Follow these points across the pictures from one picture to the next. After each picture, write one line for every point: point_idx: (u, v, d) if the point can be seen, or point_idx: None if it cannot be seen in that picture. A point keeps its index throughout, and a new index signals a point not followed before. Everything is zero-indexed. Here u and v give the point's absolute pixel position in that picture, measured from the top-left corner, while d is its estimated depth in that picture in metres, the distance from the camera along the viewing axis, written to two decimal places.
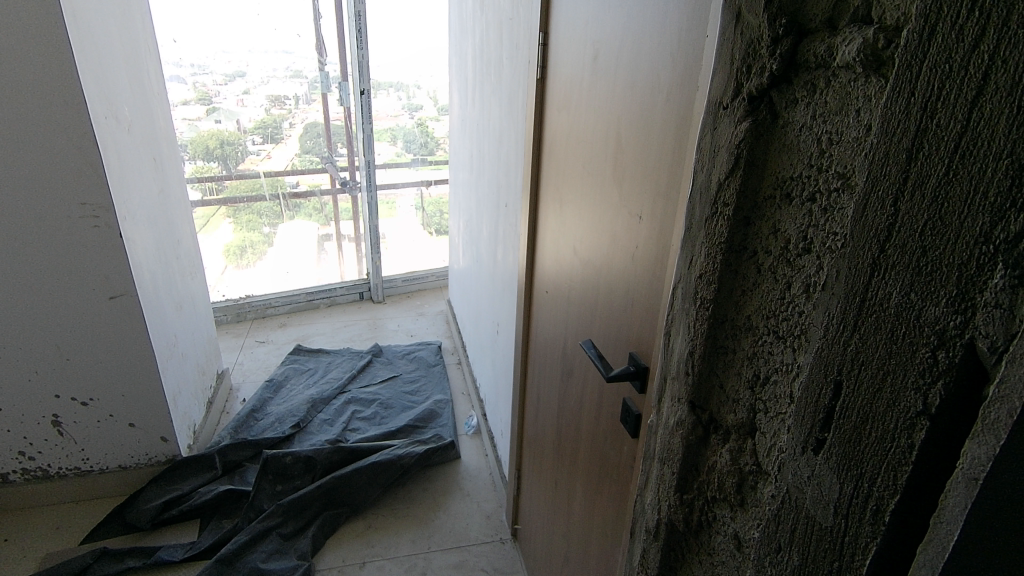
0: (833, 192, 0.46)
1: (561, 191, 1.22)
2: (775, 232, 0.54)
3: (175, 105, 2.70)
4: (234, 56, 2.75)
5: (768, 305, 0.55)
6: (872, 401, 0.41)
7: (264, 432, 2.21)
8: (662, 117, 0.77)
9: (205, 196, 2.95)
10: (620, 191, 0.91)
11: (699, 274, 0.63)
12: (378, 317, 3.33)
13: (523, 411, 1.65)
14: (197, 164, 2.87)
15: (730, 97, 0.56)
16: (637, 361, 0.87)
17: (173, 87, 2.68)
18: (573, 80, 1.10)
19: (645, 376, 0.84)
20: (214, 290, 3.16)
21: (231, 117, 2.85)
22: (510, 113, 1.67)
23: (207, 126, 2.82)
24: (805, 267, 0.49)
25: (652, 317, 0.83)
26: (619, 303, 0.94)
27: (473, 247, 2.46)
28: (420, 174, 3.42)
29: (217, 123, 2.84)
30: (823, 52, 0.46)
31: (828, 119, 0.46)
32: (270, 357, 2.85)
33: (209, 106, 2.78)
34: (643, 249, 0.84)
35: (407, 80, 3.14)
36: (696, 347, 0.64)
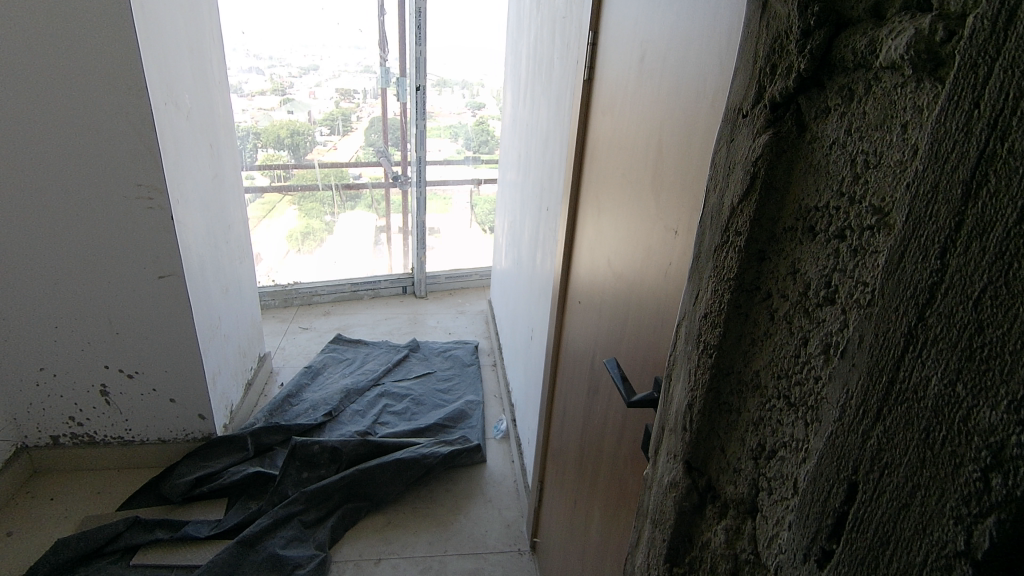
0: (864, 232, 0.40)
1: (600, 199, 1.17)
2: (793, 273, 0.48)
3: (252, 95, 2.82)
4: (311, 50, 2.83)
5: (780, 362, 0.49)
6: (897, 517, 0.36)
7: (297, 418, 2.25)
8: (704, 127, 0.71)
9: (274, 181, 3.05)
10: (659, 203, 0.85)
11: (703, 313, 0.56)
12: (419, 312, 3.34)
13: (550, 422, 1.60)
14: (268, 153, 2.98)
15: (751, 103, 0.50)
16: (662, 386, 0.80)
17: (251, 78, 2.80)
18: (619, 82, 1.04)
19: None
20: (270, 274, 3.28)
21: (304, 108, 2.94)
22: (558, 115, 1.62)
23: (280, 117, 2.92)
24: (824, 320, 0.44)
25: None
26: (649, 323, 0.88)
27: (514, 249, 2.42)
28: (474, 172, 3.41)
29: (290, 114, 2.93)
30: (865, 48, 0.40)
31: (866, 136, 0.40)
32: (311, 344, 2.91)
33: (283, 97, 2.88)
34: (677, 268, 0.78)
35: (471, 78, 3.13)
36: (696, 401, 0.58)
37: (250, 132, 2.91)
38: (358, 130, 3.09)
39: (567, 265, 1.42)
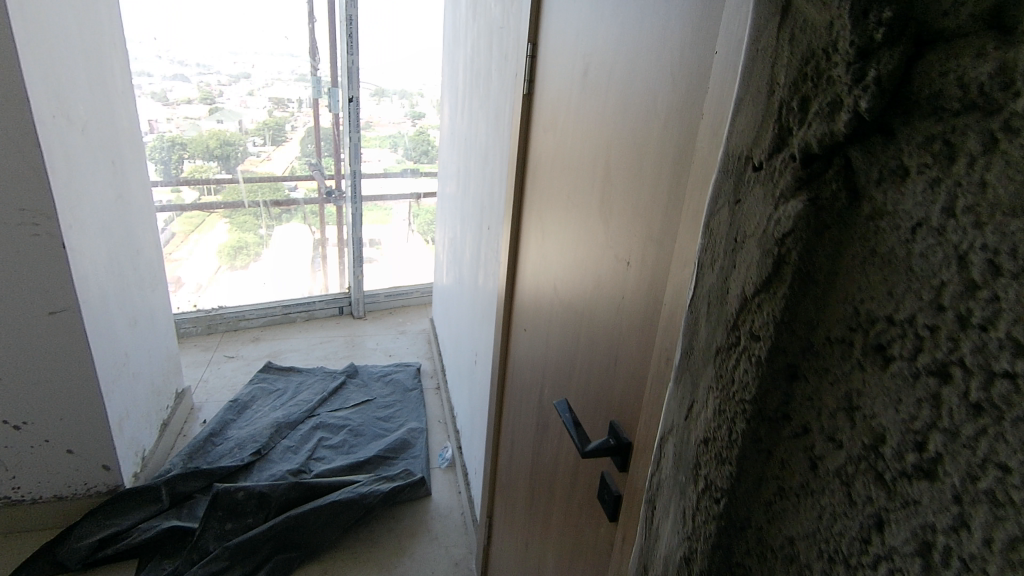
0: (996, 386, 0.28)
1: (545, 217, 1.09)
2: (848, 410, 0.36)
3: (177, 103, 2.59)
4: (241, 58, 2.64)
5: (829, 537, 0.37)
6: None
7: (220, 460, 2.05)
8: (656, 150, 0.64)
9: (202, 195, 2.82)
10: (608, 230, 0.78)
11: (706, 438, 0.46)
12: (356, 334, 3.18)
13: (497, 453, 1.51)
14: (195, 164, 2.75)
15: (767, 150, 0.40)
16: (617, 431, 0.73)
17: (177, 86, 2.57)
18: (562, 95, 0.97)
19: (627, 453, 0.71)
20: (197, 296, 3.02)
21: (235, 118, 2.73)
22: (498, 130, 1.54)
23: (208, 126, 2.70)
24: (914, 500, 0.31)
25: (638, 388, 0.68)
26: (601, 361, 0.80)
27: (456, 267, 2.33)
28: (412, 184, 3.29)
29: (218, 124, 2.72)
30: (987, 76, 0.27)
31: (985, 226, 0.28)
32: (238, 375, 2.69)
33: (212, 107, 2.67)
34: (631, 303, 0.71)
35: (410, 87, 3.03)
36: (696, 557, 0.46)
37: (175, 142, 2.66)
38: (293, 139, 2.91)
39: (513, 290, 1.34)
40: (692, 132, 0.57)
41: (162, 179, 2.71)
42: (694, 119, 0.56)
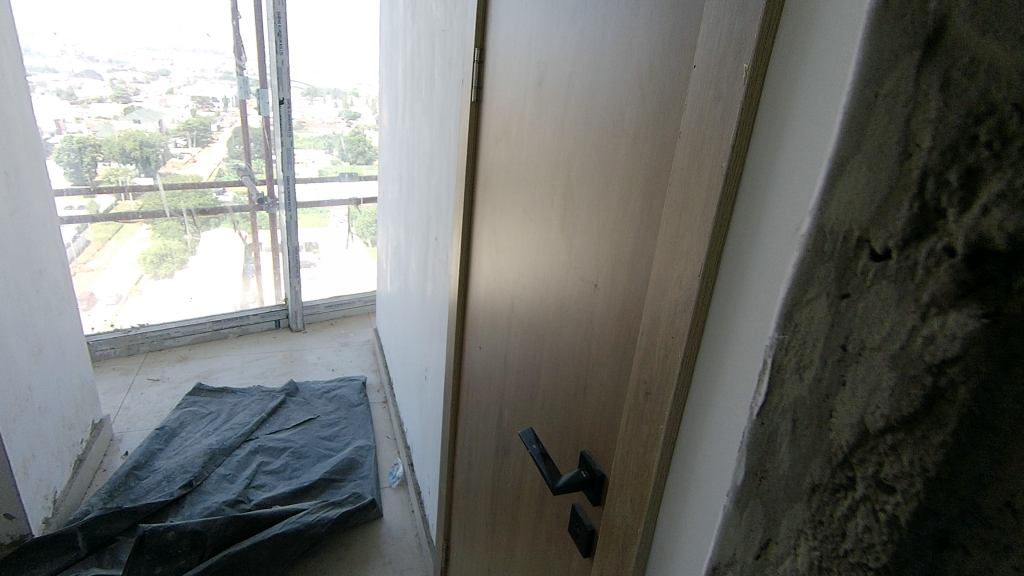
0: None
1: (498, 230, 1.03)
2: None
3: (86, 101, 2.35)
4: (159, 54, 2.44)
5: None
6: None
7: (145, 496, 1.87)
8: (624, 167, 0.60)
9: (119, 199, 2.58)
10: (571, 248, 0.73)
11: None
12: (295, 348, 3.01)
13: (452, 475, 1.44)
14: (111, 168, 2.52)
15: (910, 236, 0.30)
16: (588, 463, 0.69)
17: (87, 83, 2.33)
18: (515, 104, 0.92)
19: (600, 487, 0.67)
20: (118, 312, 2.77)
21: (153, 117, 2.52)
22: (443, 138, 1.48)
23: (123, 126, 2.47)
24: None
25: (612, 419, 0.64)
26: (567, 387, 0.75)
27: (401, 277, 2.24)
28: (349, 188, 3.15)
29: (135, 123, 2.50)
30: None
31: None
32: (164, 400, 2.48)
33: (128, 105, 2.44)
34: (599, 327, 0.66)
35: (344, 86, 2.89)
36: None
37: (87, 144, 2.42)
38: (219, 141, 2.71)
39: (465, 306, 1.27)
40: (666, 149, 0.53)
41: (75, 183, 2.46)
42: (668, 135, 0.53)
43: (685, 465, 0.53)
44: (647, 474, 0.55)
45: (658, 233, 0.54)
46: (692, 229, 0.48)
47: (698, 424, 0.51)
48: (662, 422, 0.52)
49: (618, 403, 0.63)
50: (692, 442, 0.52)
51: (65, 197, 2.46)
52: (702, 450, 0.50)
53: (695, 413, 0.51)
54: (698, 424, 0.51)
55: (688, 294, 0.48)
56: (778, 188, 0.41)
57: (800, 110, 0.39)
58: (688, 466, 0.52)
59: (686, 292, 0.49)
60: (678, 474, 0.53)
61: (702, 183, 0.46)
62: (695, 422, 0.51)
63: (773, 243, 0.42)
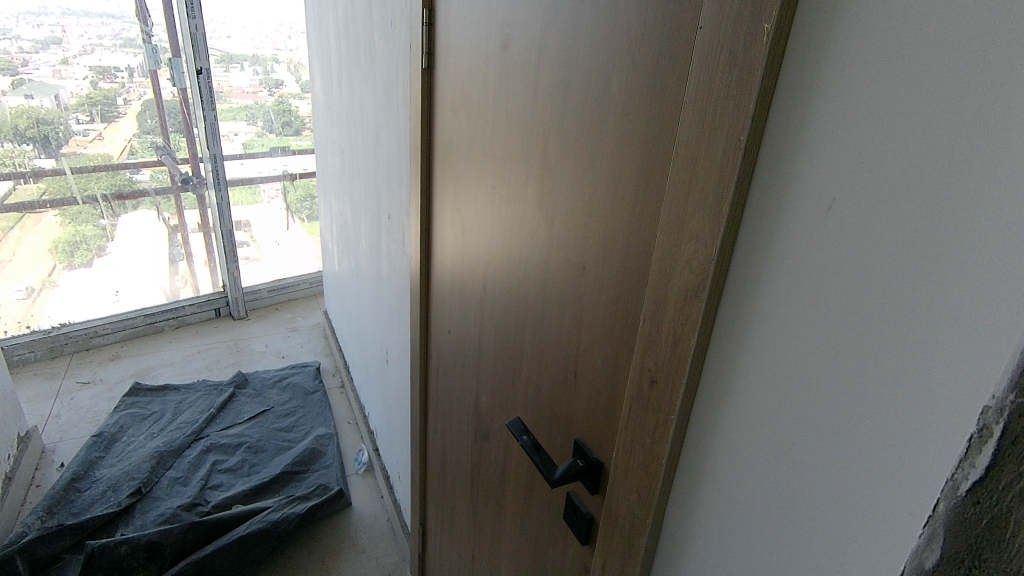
0: None
1: (460, 209, 0.96)
2: None
3: None
4: (46, 19, 2.17)
5: None
6: None
7: (89, 509, 1.74)
8: (614, 141, 0.56)
9: (18, 183, 2.30)
10: (551, 228, 0.68)
11: None
12: (240, 337, 2.86)
13: (423, 460, 1.40)
14: (4, 148, 2.23)
15: None
16: (583, 451, 0.67)
17: None
18: (475, 72, 0.84)
19: (598, 475, 0.65)
20: (36, 312, 2.52)
21: (49, 91, 2.24)
22: (390, 110, 1.38)
23: (14, 101, 2.18)
24: None
25: (610, 408, 0.62)
26: (555, 376, 0.72)
27: (349, 257, 2.14)
28: (281, 162, 2.95)
29: (27, 99, 2.20)
30: None
31: None
32: (98, 403, 2.30)
33: (16, 78, 2.16)
34: (591, 312, 0.63)
35: (263, 52, 2.68)
36: None
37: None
38: (128, 115, 2.45)
39: (427, 289, 1.20)
40: (663, 125, 0.49)
41: None
42: (665, 110, 0.49)
43: (700, 452, 0.52)
44: (655, 465, 0.53)
45: (659, 215, 0.51)
46: (698, 213, 0.45)
47: (713, 411, 0.50)
48: (672, 415, 0.51)
49: (615, 392, 0.61)
50: (706, 428, 0.51)
51: None
52: (718, 437, 0.50)
53: (709, 400, 0.50)
54: (713, 411, 0.50)
55: (698, 283, 0.46)
56: (805, 170, 0.39)
57: (838, 92, 0.37)
58: (701, 452, 0.51)
59: (696, 279, 0.46)
60: (690, 460, 0.53)
61: (713, 166, 0.43)
62: (710, 409, 0.50)
63: (798, 228, 0.40)
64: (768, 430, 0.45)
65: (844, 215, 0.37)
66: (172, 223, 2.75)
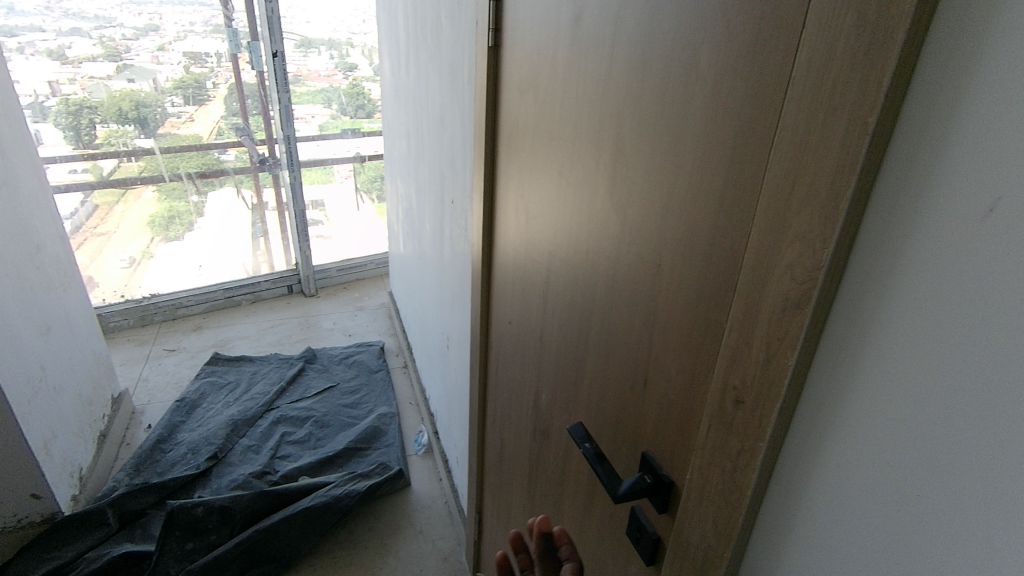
0: None
1: (525, 195, 0.91)
2: None
3: (77, 62, 2.22)
4: (144, 7, 2.28)
5: None
6: None
7: (172, 469, 1.86)
8: (700, 126, 0.49)
9: (122, 160, 2.48)
10: (624, 221, 0.62)
11: None
12: (310, 314, 2.96)
13: (482, 449, 1.39)
14: (110, 129, 2.40)
15: None
16: (649, 464, 0.63)
17: (74, 42, 2.20)
18: (544, 50, 0.78)
19: (667, 494, 0.60)
20: (133, 281, 2.73)
21: (147, 75, 2.38)
22: (456, 92, 1.34)
23: (118, 86, 2.34)
24: None
25: (684, 423, 0.57)
26: (622, 380, 0.67)
27: (415, 240, 2.15)
28: (353, 144, 3.00)
29: (130, 83, 2.36)
30: None
31: None
32: (182, 370, 2.46)
33: (120, 64, 2.31)
34: (666, 314, 0.57)
35: (338, 36, 2.71)
36: None
37: (83, 106, 2.30)
38: (216, 99, 2.57)
39: (489, 277, 1.16)
40: (761, 108, 0.42)
41: (75, 147, 2.35)
42: (765, 91, 0.42)
43: (796, 480, 0.46)
44: (739, 494, 0.49)
45: (753, 213, 0.44)
46: (802, 212, 0.39)
47: (814, 436, 0.44)
48: (761, 441, 0.46)
49: (690, 406, 0.55)
50: (805, 454, 0.45)
51: (64, 162, 2.35)
52: (819, 467, 0.44)
53: (811, 424, 0.44)
54: (816, 437, 0.44)
55: (799, 295, 0.40)
56: (951, 165, 0.33)
57: (1010, 69, 0.30)
58: (799, 480, 0.46)
59: (798, 290, 0.40)
60: (783, 488, 0.48)
61: (824, 159, 0.37)
62: (811, 434, 0.44)
63: (940, 235, 0.34)
64: (885, 466, 0.39)
65: (1010, 219, 0.30)
66: (251, 202, 2.86)
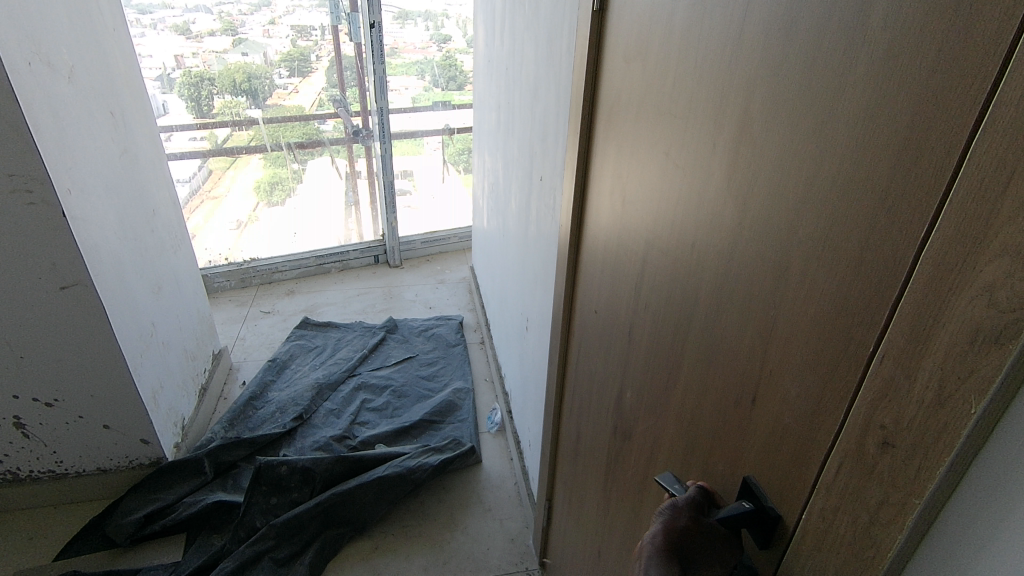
0: None
1: (624, 176, 0.82)
2: None
3: (199, 36, 2.35)
4: None
5: None
6: None
7: (262, 426, 1.97)
8: (861, 101, 0.39)
9: (234, 129, 2.61)
10: (743, 212, 0.53)
11: None
12: (394, 284, 3.03)
13: (557, 438, 1.33)
14: (225, 100, 2.53)
15: None
16: (751, 491, 0.54)
17: (196, 16, 2.33)
18: (657, 12, 0.68)
19: (772, 527, 0.52)
20: (238, 245, 2.90)
21: (258, 49, 2.47)
22: (553, 63, 1.26)
23: (233, 59, 2.45)
24: None
25: (801, 455, 0.48)
26: (722, 394, 0.59)
27: (499, 216, 2.10)
28: (444, 117, 2.99)
29: (243, 56, 2.46)
30: None
31: None
32: (276, 332, 2.60)
33: (235, 38, 2.41)
34: (789, 326, 0.48)
35: (434, 7, 2.68)
36: None
37: (202, 78, 2.44)
38: (319, 71, 2.63)
39: (577, 260, 1.09)
40: (959, 79, 0.33)
41: (194, 116, 2.50)
42: (965, 58, 0.32)
43: (961, 548, 0.37)
44: (875, 552, 0.40)
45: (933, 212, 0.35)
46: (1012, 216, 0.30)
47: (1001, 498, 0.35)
48: (917, 497, 0.37)
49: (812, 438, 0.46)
50: (980, 518, 0.36)
51: (183, 131, 2.51)
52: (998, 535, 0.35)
53: (996, 484, 0.35)
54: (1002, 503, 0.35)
55: (997, 325, 0.32)
56: None
57: None
58: (970, 549, 0.37)
59: (1001, 319, 0.31)
60: (942, 553, 0.39)
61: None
62: (995, 497, 0.35)
63: None
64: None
65: None
66: (344, 170, 2.93)
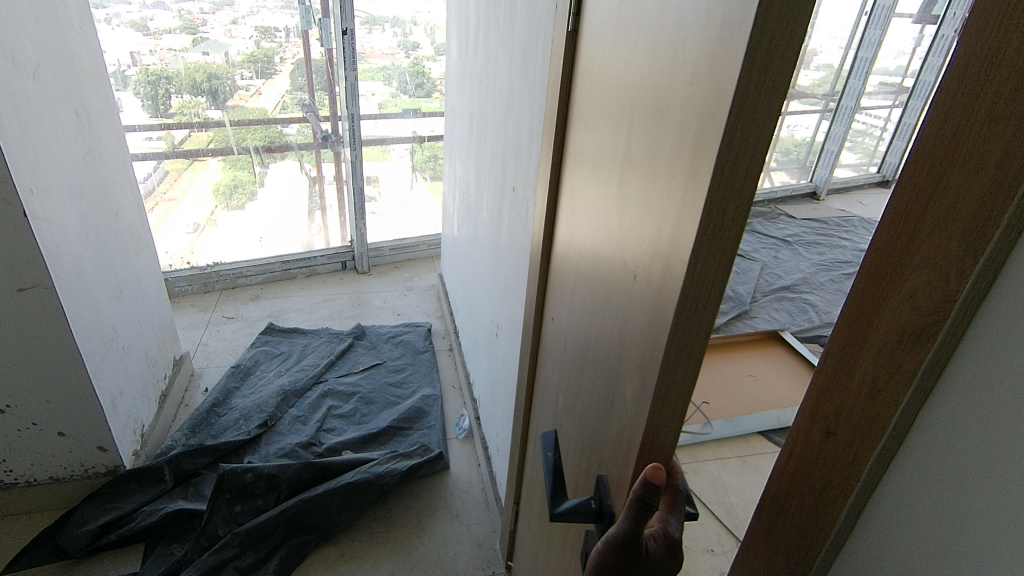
0: None
1: (574, 191, 0.87)
2: None
3: (156, 33, 2.31)
4: None
5: None
6: None
7: (225, 433, 1.93)
8: (672, 134, 0.49)
9: (194, 131, 2.57)
10: (621, 223, 0.61)
11: None
12: (361, 291, 3.01)
13: (524, 443, 1.36)
14: (184, 100, 2.48)
15: None
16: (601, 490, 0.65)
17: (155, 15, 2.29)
18: (596, 42, 0.74)
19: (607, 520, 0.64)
20: (197, 249, 2.85)
21: (220, 49, 2.44)
22: (526, 76, 1.31)
23: (194, 58, 2.42)
24: None
25: None
26: (603, 386, 0.66)
27: (470, 224, 2.13)
28: (412, 124, 3.00)
29: (204, 56, 2.43)
30: None
31: None
32: (239, 337, 2.55)
33: (196, 36, 2.38)
34: (632, 329, 0.58)
35: (404, 14, 2.69)
36: None
37: (161, 76, 2.39)
38: (283, 73, 2.60)
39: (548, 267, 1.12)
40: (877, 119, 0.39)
41: (152, 116, 2.46)
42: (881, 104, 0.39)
43: (892, 525, 0.43)
44: (821, 529, 0.45)
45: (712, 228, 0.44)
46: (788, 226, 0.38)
47: (926, 480, 0.40)
48: (855, 477, 0.43)
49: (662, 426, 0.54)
50: (910, 497, 0.41)
51: (141, 131, 2.46)
52: (925, 513, 0.40)
53: (918, 466, 0.41)
54: (927, 485, 0.40)
55: (919, 327, 0.37)
56: None
57: None
58: (898, 523, 0.42)
59: (919, 324, 0.37)
60: (875, 528, 0.44)
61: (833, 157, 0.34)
62: (920, 478, 0.41)
63: None
64: (1014, 529, 0.35)
65: None
66: (311, 174, 2.91)
